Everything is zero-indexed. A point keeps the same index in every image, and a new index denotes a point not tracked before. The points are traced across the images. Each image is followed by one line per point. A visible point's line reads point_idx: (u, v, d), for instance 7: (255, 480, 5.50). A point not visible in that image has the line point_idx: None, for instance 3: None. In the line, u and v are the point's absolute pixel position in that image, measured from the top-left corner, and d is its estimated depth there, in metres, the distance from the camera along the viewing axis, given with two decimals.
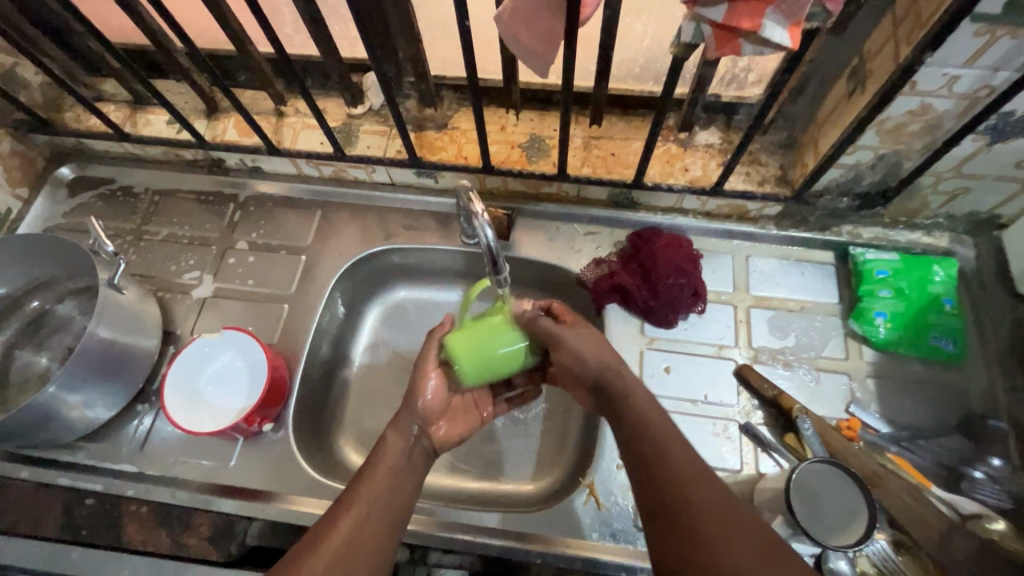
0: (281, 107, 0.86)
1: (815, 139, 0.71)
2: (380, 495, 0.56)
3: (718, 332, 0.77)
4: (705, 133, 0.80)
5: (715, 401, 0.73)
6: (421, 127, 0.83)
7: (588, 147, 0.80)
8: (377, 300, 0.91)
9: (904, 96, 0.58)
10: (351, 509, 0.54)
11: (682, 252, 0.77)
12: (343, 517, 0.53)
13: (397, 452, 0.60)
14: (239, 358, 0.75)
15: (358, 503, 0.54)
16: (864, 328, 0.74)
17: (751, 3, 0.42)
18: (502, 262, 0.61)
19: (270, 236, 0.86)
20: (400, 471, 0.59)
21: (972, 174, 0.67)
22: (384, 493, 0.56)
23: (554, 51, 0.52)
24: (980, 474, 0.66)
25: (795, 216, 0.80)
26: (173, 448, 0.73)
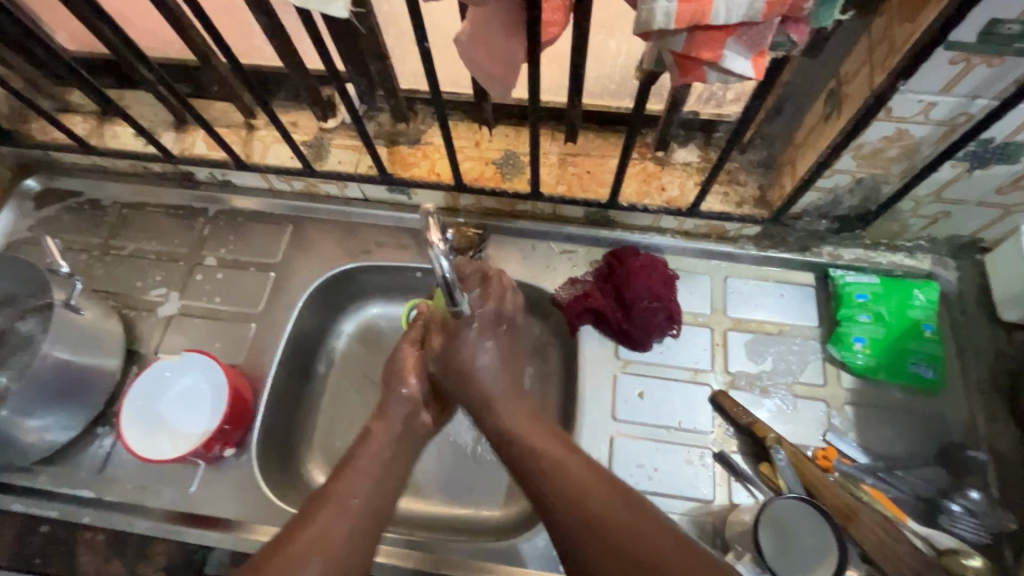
0: (251, 120, 0.84)
1: (793, 161, 0.69)
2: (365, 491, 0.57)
3: (694, 356, 0.75)
4: (682, 150, 0.78)
5: (689, 427, 0.72)
6: (393, 142, 0.81)
7: (563, 164, 0.78)
8: (350, 317, 0.89)
9: (880, 122, 0.56)
10: (328, 504, 0.54)
11: (658, 274, 0.75)
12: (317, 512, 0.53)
13: (382, 445, 0.61)
14: (201, 381, 0.73)
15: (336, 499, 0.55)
16: (843, 354, 0.72)
17: (711, 32, 0.39)
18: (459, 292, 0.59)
19: (240, 251, 0.84)
20: (385, 466, 0.60)
21: (952, 199, 0.65)
22: (366, 489, 0.57)
23: (514, 75, 0.50)
24: (958, 507, 0.64)
25: (774, 237, 0.78)
26: (133, 473, 0.71)
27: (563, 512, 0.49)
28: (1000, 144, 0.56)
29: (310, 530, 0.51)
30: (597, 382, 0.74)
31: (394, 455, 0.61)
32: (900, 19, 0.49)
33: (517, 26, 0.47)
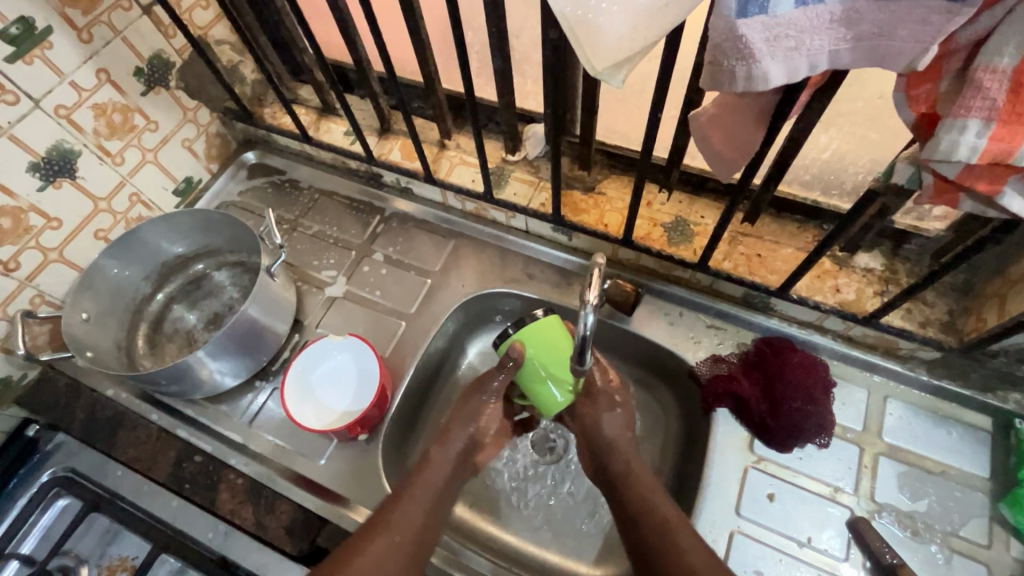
0: (445, 140, 0.92)
1: (1002, 296, 0.64)
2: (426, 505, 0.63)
3: (837, 472, 0.70)
4: (866, 255, 0.74)
5: (820, 547, 0.67)
6: (569, 186, 0.85)
7: (734, 242, 0.78)
8: (482, 336, 0.93)
9: None
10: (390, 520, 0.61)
11: (815, 377, 0.72)
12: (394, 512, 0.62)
13: (437, 471, 0.66)
14: (352, 364, 0.79)
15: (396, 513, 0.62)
16: (1018, 519, 0.64)
17: (995, 167, 0.38)
18: (585, 352, 0.63)
19: (404, 253, 0.92)
20: (438, 495, 0.65)
21: None
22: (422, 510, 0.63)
23: (743, 160, 0.51)
24: None
25: (953, 367, 0.71)
26: (278, 431, 0.78)
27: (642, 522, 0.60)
28: None
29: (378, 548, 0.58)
30: (724, 470, 0.71)
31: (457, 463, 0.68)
32: None
33: (764, 118, 0.48)
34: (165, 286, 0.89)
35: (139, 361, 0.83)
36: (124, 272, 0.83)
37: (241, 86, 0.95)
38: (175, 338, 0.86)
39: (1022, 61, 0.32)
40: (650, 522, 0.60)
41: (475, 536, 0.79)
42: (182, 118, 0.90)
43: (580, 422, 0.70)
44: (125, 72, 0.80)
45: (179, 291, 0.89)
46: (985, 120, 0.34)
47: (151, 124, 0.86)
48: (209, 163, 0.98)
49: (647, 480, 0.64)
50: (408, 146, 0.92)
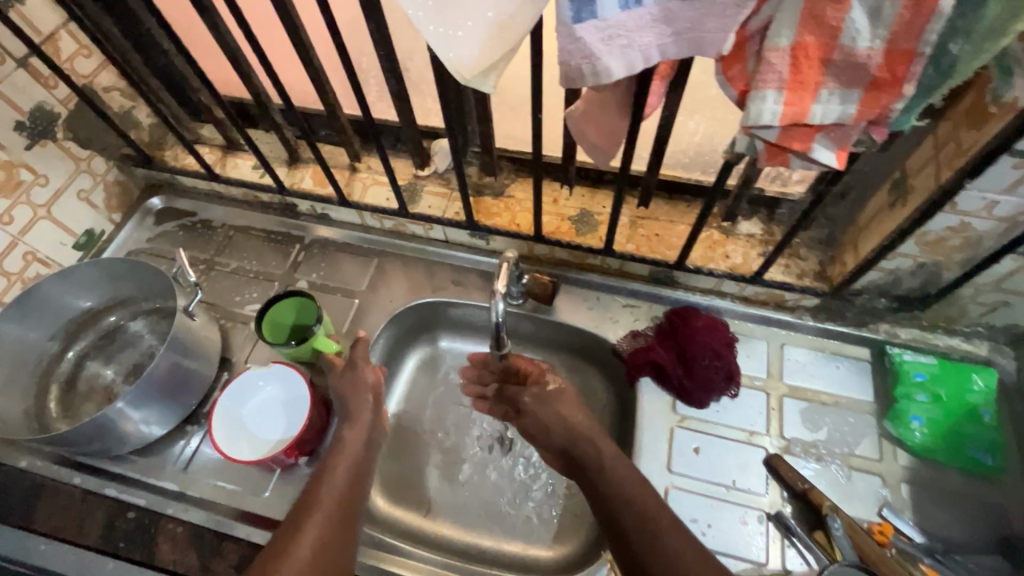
0: (356, 162, 0.94)
1: (855, 241, 0.74)
2: (336, 513, 0.63)
3: (750, 418, 0.78)
4: (747, 223, 0.84)
5: (744, 487, 0.73)
6: (479, 193, 0.90)
7: (634, 226, 0.85)
8: (418, 347, 0.95)
9: (945, 213, 0.60)
10: (321, 500, 0.63)
11: (718, 335, 0.79)
12: (307, 525, 0.60)
13: (354, 451, 0.69)
14: (283, 394, 0.80)
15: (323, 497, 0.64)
16: (899, 431, 0.74)
17: (802, 128, 0.45)
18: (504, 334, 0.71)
19: (329, 277, 0.93)
20: (359, 466, 0.69)
21: (1013, 290, 0.68)
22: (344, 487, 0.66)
23: (616, 147, 0.58)
24: None
25: (832, 310, 0.82)
26: (215, 471, 0.77)
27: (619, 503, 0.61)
28: None
29: (305, 538, 0.59)
30: (654, 434, 0.77)
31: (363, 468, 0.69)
32: (968, 127, 0.54)
33: (626, 110, 0.55)
34: (75, 344, 0.85)
35: (54, 426, 0.79)
36: (27, 335, 0.79)
37: (136, 131, 0.94)
38: (92, 396, 0.82)
39: (796, 40, 0.39)
40: (625, 502, 0.61)
41: (433, 541, 0.80)
42: (75, 169, 0.88)
43: (539, 420, 0.73)
44: (5, 128, 0.77)
45: (92, 347, 0.86)
46: (778, 90, 0.41)
47: (39, 179, 0.82)
48: (110, 213, 0.95)
49: (622, 464, 0.64)
50: (319, 173, 0.94)
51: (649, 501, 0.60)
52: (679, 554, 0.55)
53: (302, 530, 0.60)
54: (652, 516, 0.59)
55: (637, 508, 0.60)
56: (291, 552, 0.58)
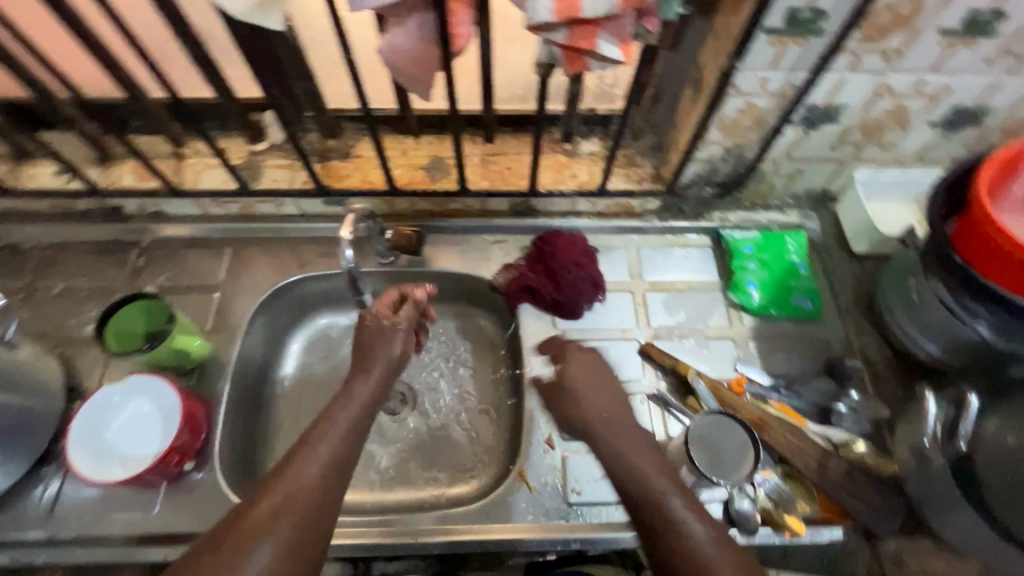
0: (180, 149, 0.87)
1: (676, 140, 0.83)
2: (314, 479, 0.53)
3: (621, 317, 0.85)
4: (587, 142, 0.89)
5: (625, 377, 0.81)
6: (325, 158, 0.87)
7: (485, 163, 0.87)
8: (298, 329, 0.91)
9: (732, 96, 0.69)
10: (301, 460, 0.54)
11: (578, 248, 0.85)
12: (275, 486, 0.52)
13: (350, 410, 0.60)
14: (149, 403, 0.73)
15: (304, 457, 0.54)
16: (739, 297, 0.85)
17: (585, 26, 0.49)
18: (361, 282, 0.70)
19: (179, 276, 0.85)
20: (357, 427, 0.59)
21: (800, 157, 0.81)
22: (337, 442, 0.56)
23: (433, 77, 0.59)
24: (844, 407, 0.76)
25: (672, 207, 0.91)
26: (88, 505, 0.70)
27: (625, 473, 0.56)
28: (822, 108, 0.71)
29: (273, 497, 0.51)
30: (539, 352, 0.82)
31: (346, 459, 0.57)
32: (730, 15, 0.62)
33: (430, 37, 0.56)
34: None
35: None
36: None
37: None
38: None
39: None
40: (634, 474, 0.55)
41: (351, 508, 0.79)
42: None
43: (569, 377, 0.66)
44: None
45: None
46: None
47: None
48: None
49: (628, 432, 0.60)
50: (139, 167, 0.86)
51: (647, 470, 0.56)
52: (694, 536, 0.50)
53: (273, 489, 0.51)
54: (658, 489, 0.54)
55: (642, 481, 0.55)
56: (252, 513, 0.50)
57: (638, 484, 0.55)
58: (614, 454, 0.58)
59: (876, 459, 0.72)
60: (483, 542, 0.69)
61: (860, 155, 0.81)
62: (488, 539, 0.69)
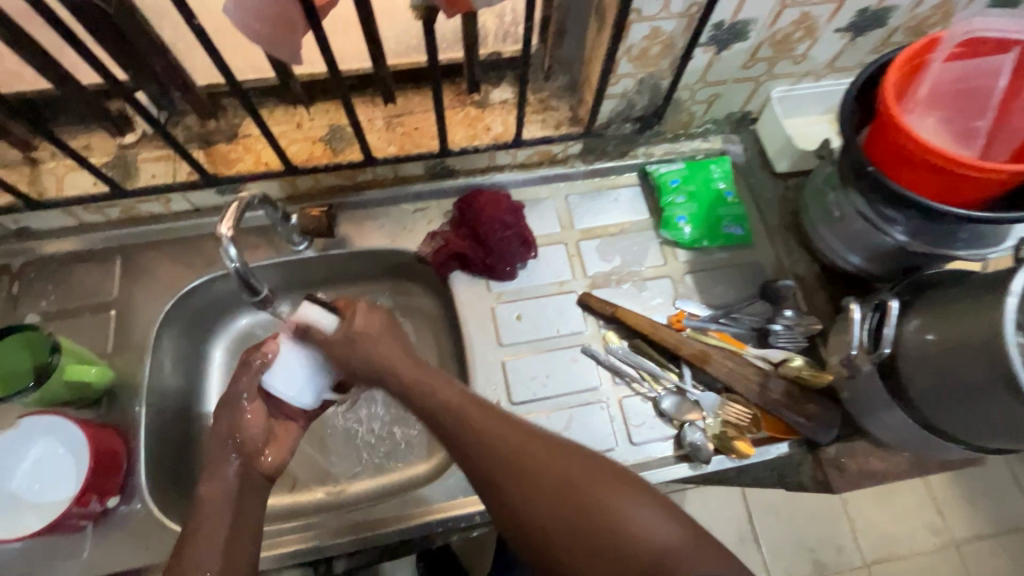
0: (33, 153, 0.75)
1: (588, 77, 0.78)
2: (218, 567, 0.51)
3: (557, 270, 0.82)
4: (497, 90, 0.83)
5: (567, 331, 0.79)
6: (208, 142, 0.77)
7: (391, 126, 0.80)
8: (219, 336, 0.84)
9: (635, 23, 0.65)
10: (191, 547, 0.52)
11: (503, 206, 0.80)
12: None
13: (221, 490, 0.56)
14: (56, 444, 0.66)
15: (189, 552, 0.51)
16: (672, 234, 0.84)
17: None
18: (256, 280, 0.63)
19: (65, 298, 0.76)
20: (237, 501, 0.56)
21: (715, 81, 0.78)
22: (219, 520, 0.54)
23: (296, 35, 0.51)
24: (780, 326, 0.78)
25: (596, 149, 0.87)
26: (7, 563, 0.64)
27: (501, 479, 0.51)
28: (730, 25, 0.68)
29: None
30: (478, 319, 0.79)
31: (239, 522, 0.55)
32: None
33: None
34: None
35: None
36: None
37: None
38: None
39: None
40: (504, 474, 0.51)
41: (308, 508, 0.77)
42: None
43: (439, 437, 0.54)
44: None
45: None
46: None
47: None
48: None
49: (490, 438, 0.52)
50: None
51: (522, 463, 0.51)
52: (582, 499, 0.48)
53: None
54: (534, 472, 0.50)
55: (523, 476, 0.50)
56: None
57: (518, 488, 0.50)
58: (478, 419, 0.53)
59: (812, 373, 0.73)
60: (445, 521, 0.68)
61: (773, 71, 0.79)
62: (449, 517, 0.68)
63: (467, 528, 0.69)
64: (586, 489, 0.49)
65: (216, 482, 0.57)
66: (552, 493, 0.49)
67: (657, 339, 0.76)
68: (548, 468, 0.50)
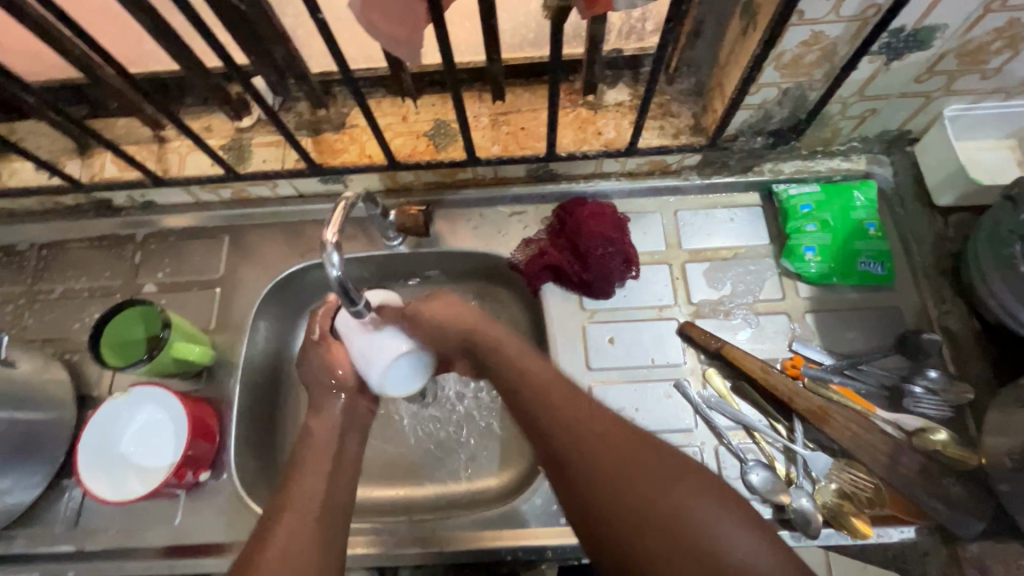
0: (161, 132, 0.79)
1: (720, 83, 0.69)
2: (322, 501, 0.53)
3: (657, 293, 0.76)
4: (613, 91, 0.77)
5: (663, 362, 0.72)
6: (317, 131, 0.77)
7: (496, 125, 0.76)
8: (309, 320, 0.85)
9: (794, 27, 0.55)
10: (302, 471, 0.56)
11: (607, 219, 0.74)
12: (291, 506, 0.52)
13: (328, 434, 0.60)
14: (160, 411, 0.70)
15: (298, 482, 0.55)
16: (796, 265, 0.74)
17: None
18: (356, 294, 0.58)
19: (178, 271, 0.80)
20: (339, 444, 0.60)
21: (875, 95, 0.66)
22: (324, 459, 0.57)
23: (419, 35, 0.48)
24: (920, 388, 0.67)
25: (715, 162, 0.78)
26: (112, 517, 0.69)
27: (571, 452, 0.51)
28: (911, 31, 0.57)
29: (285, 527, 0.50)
30: (567, 337, 0.74)
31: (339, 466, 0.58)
32: None
33: None
34: None
35: None
36: None
37: None
38: None
39: None
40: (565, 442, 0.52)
41: (378, 507, 0.76)
42: None
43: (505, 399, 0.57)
44: None
45: None
46: None
47: None
48: None
49: (563, 405, 0.54)
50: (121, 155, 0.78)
51: (593, 429, 0.52)
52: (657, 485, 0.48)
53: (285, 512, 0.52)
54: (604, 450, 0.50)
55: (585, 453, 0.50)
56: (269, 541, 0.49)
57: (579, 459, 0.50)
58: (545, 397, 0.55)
59: (957, 449, 0.63)
60: (514, 549, 0.65)
61: (952, 87, 0.66)
62: (519, 546, 0.65)
63: (536, 560, 0.66)
64: (669, 491, 0.47)
65: (323, 417, 0.61)
66: (623, 473, 0.49)
67: (769, 388, 0.67)
68: (625, 457, 0.49)
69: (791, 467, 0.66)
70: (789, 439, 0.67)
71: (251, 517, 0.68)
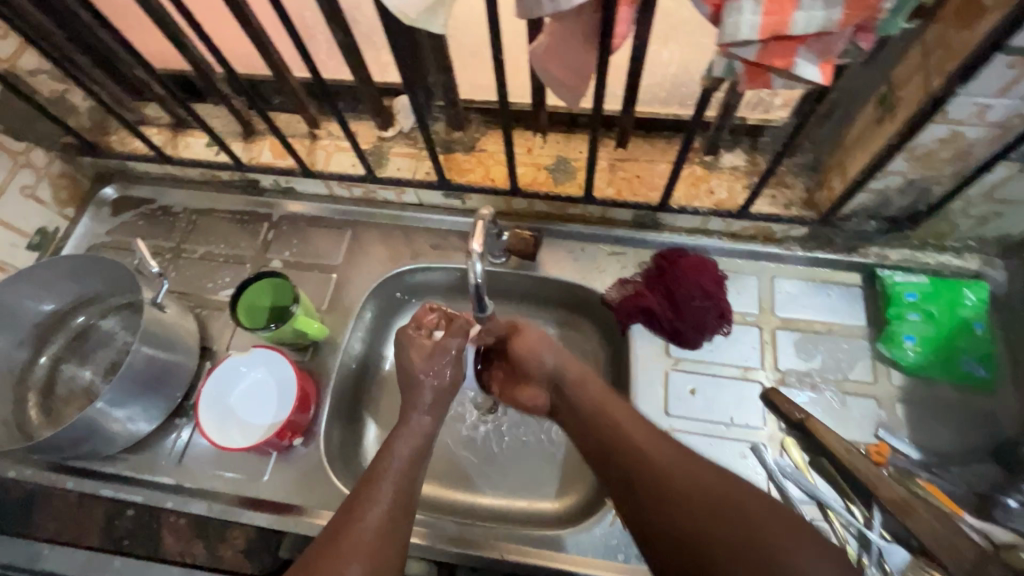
0: (315, 130, 0.89)
1: (842, 164, 0.72)
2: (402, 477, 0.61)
3: (744, 354, 0.77)
4: (730, 155, 0.80)
5: (742, 423, 0.73)
6: (449, 149, 0.85)
7: (614, 169, 0.81)
8: (404, 318, 0.92)
9: (935, 124, 0.58)
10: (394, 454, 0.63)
11: (708, 274, 0.77)
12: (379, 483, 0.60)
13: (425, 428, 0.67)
14: (269, 375, 0.77)
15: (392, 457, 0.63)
16: (893, 351, 0.73)
17: (784, 42, 0.42)
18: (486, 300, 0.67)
19: (303, 253, 0.89)
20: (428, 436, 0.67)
21: (1003, 199, 0.67)
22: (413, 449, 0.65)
23: (586, 84, 0.53)
24: (1015, 502, 0.62)
25: (820, 238, 0.80)
26: (210, 461, 0.76)
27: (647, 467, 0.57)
28: None
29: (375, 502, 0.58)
30: (649, 380, 0.76)
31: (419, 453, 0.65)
32: (958, 27, 0.51)
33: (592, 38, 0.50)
34: (47, 348, 0.82)
35: (37, 431, 0.76)
36: None
37: (75, 117, 0.88)
38: (73, 398, 0.79)
39: None
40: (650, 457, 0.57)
41: (437, 504, 0.80)
42: (15, 164, 0.82)
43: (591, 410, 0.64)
44: None
45: (65, 349, 0.82)
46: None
47: None
48: (62, 208, 0.91)
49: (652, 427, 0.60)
50: (278, 144, 0.89)
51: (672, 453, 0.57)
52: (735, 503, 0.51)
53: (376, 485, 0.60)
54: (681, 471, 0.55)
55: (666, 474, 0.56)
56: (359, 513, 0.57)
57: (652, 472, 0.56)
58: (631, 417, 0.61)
59: None
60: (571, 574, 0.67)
61: None
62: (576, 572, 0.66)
63: None
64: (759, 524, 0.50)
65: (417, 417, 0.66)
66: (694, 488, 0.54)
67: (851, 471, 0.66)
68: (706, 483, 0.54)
69: (863, 554, 0.64)
70: (865, 525, 0.64)
71: (330, 488, 0.73)
